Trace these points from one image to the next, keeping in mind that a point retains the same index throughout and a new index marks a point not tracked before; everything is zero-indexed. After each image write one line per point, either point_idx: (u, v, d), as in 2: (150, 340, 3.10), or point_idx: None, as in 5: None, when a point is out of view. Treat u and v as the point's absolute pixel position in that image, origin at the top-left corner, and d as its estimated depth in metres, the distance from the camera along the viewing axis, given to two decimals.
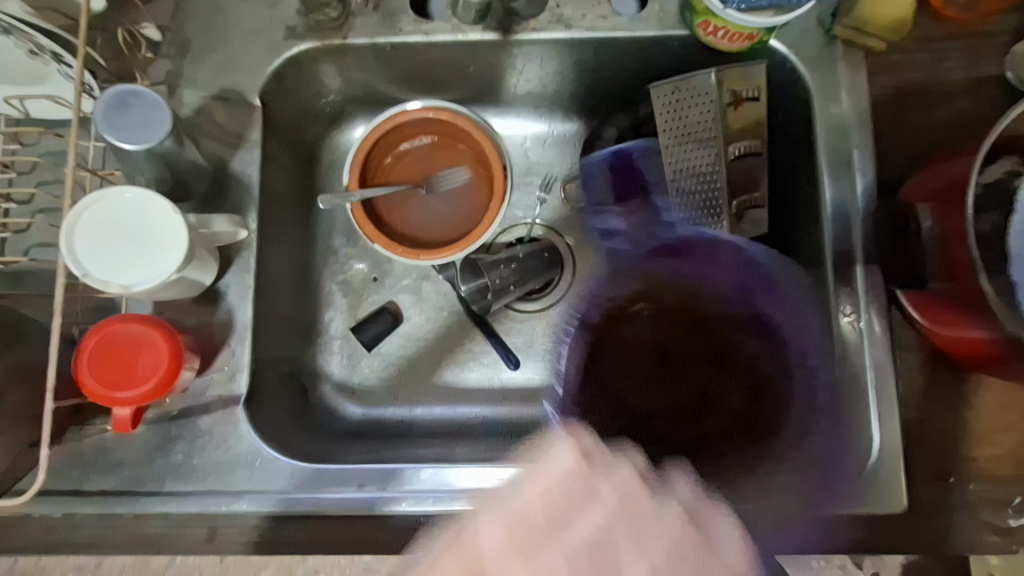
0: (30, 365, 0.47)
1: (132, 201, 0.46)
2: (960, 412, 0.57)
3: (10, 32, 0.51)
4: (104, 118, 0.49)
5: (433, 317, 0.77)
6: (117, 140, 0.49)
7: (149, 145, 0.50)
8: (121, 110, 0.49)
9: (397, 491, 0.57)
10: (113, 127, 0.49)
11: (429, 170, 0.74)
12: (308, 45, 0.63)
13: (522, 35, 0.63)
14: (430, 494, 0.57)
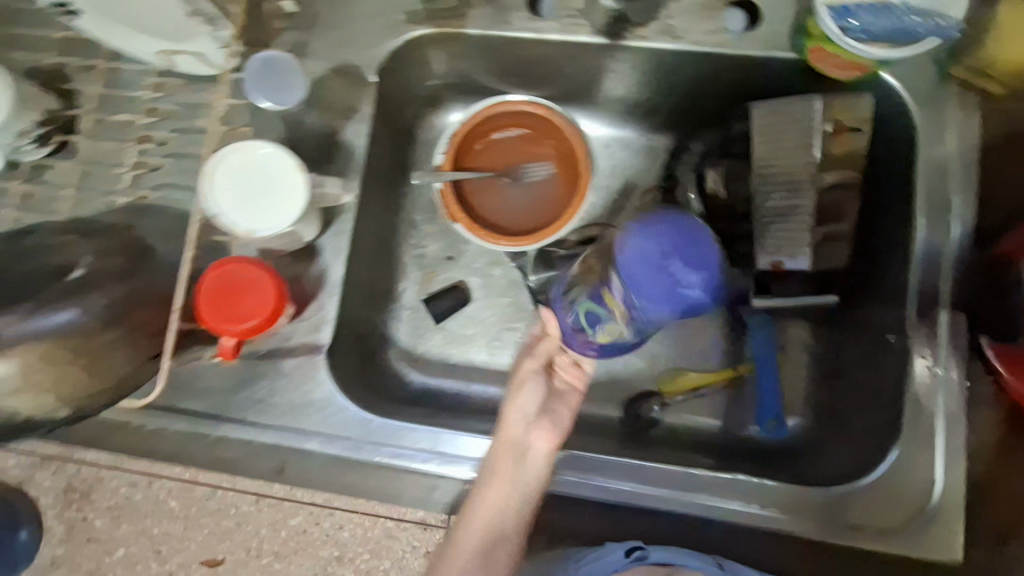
0: (151, 290, 0.51)
1: (260, 153, 0.51)
2: None
3: None
4: (252, 86, 0.62)
5: (499, 302, 0.80)
6: (263, 101, 0.63)
7: (287, 106, 0.64)
8: (265, 78, 0.63)
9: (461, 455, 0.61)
10: (260, 92, 0.63)
11: (514, 160, 0.77)
12: (425, 30, 0.67)
13: (629, 42, 0.65)
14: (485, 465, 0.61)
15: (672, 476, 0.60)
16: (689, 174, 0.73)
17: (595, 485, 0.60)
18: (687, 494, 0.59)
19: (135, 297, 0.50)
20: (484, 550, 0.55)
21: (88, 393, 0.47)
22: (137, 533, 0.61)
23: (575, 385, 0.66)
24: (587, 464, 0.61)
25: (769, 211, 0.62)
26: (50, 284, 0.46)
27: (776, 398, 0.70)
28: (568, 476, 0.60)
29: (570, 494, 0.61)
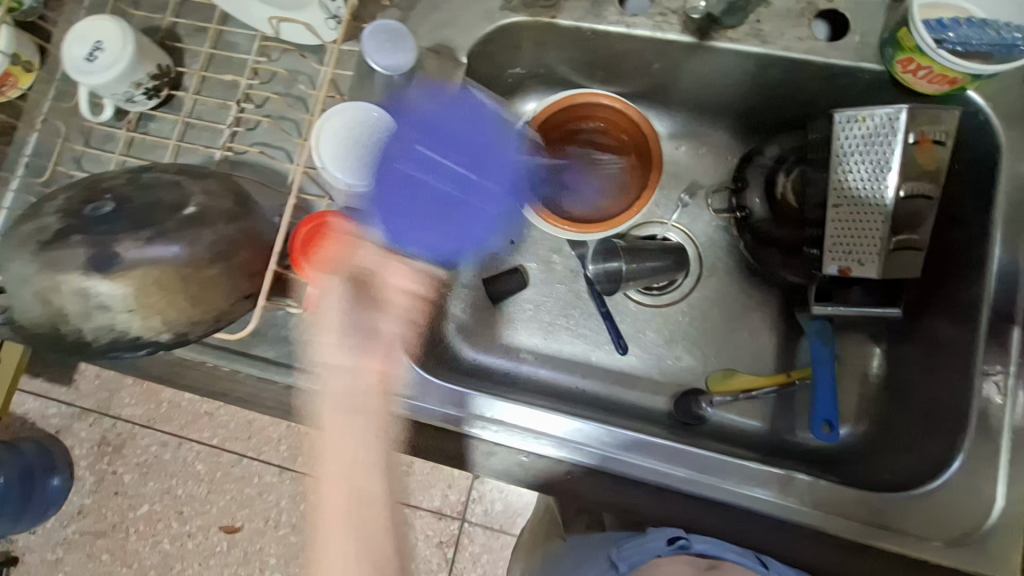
0: (254, 234, 0.53)
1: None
2: None
3: None
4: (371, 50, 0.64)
5: (556, 288, 0.82)
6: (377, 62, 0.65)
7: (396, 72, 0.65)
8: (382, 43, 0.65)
9: (506, 423, 0.63)
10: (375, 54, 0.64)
11: (588, 153, 0.79)
12: (519, 18, 0.69)
13: (717, 43, 0.66)
14: (536, 436, 0.63)
15: (725, 466, 0.60)
16: (760, 178, 0.74)
17: (635, 463, 0.62)
18: (717, 479, 0.60)
19: (237, 236, 0.52)
20: (355, 525, 0.58)
21: (190, 322, 0.49)
22: (159, 488, 0.99)
23: (403, 286, 0.67)
24: (642, 447, 0.62)
25: (841, 217, 0.63)
26: (166, 216, 0.49)
27: (832, 404, 0.69)
28: (613, 453, 0.62)
29: (625, 475, 0.62)
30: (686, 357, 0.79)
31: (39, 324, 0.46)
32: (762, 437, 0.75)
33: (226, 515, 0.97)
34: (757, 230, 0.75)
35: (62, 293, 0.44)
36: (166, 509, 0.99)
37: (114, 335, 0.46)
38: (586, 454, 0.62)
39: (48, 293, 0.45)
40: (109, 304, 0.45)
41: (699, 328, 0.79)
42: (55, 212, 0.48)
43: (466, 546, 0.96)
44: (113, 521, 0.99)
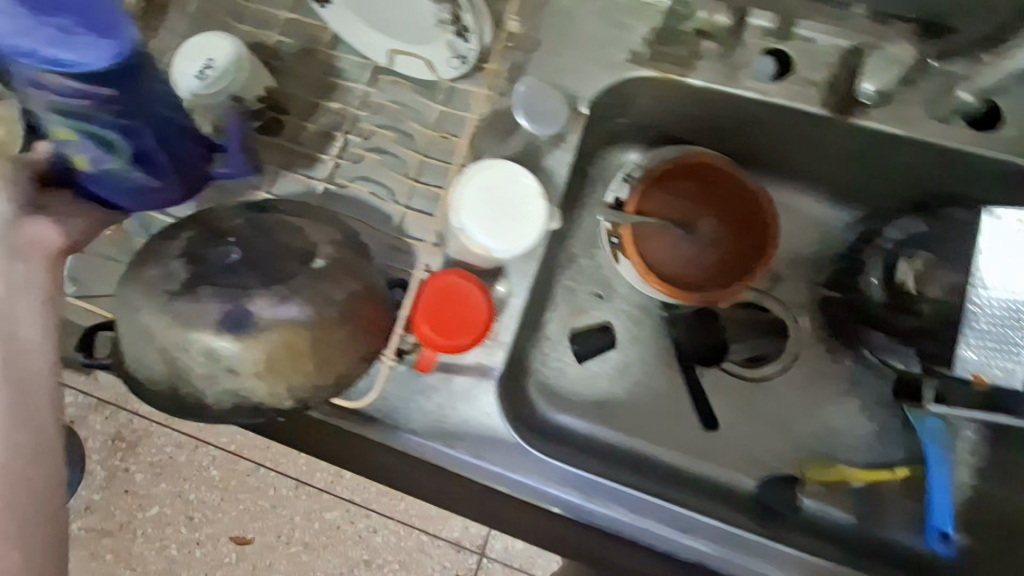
0: (374, 290, 0.50)
1: (515, 175, 0.50)
2: None
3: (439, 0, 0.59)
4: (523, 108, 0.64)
5: (641, 348, 0.79)
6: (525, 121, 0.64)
7: (541, 131, 0.64)
8: (533, 104, 0.64)
9: (553, 484, 0.64)
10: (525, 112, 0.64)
11: (698, 214, 0.74)
12: (646, 73, 0.66)
13: (858, 120, 0.63)
14: (578, 499, 0.65)
15: (774, 553, 0.65)
16: (878, 260, 0.71)
17: (655, 530, 0.65)
18: (731, 552, 0.65)
19: (357, 299, 0.48)
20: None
21: (313, 388, 0.46)
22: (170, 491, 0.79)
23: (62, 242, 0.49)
24: (702, 529, 0.65)
25: (977, 318, 0.61)
26: (297, 270, 0.46)
27: (949, 513, 0.65)
28: (655, 527, 0.65)
29: (673, 553, 0.65)
30: (776, 436, 0.76)
31: (159, 381, 0.43)
32: (855, 531, 0.71)
33: (237, 526, 0.77)
34: (870, 313, 0.71)
35: (193, 354, 0.42)
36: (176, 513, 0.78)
37: (239, 401, 0.43)
38: (615, 520, 0.65)
39: (178, 353, 0.42)
40: (238, 369, 0.42)
41: (792, 405, 0.76)
42: (179, 255, 0.45)
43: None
44: (120, 521, 0.79)
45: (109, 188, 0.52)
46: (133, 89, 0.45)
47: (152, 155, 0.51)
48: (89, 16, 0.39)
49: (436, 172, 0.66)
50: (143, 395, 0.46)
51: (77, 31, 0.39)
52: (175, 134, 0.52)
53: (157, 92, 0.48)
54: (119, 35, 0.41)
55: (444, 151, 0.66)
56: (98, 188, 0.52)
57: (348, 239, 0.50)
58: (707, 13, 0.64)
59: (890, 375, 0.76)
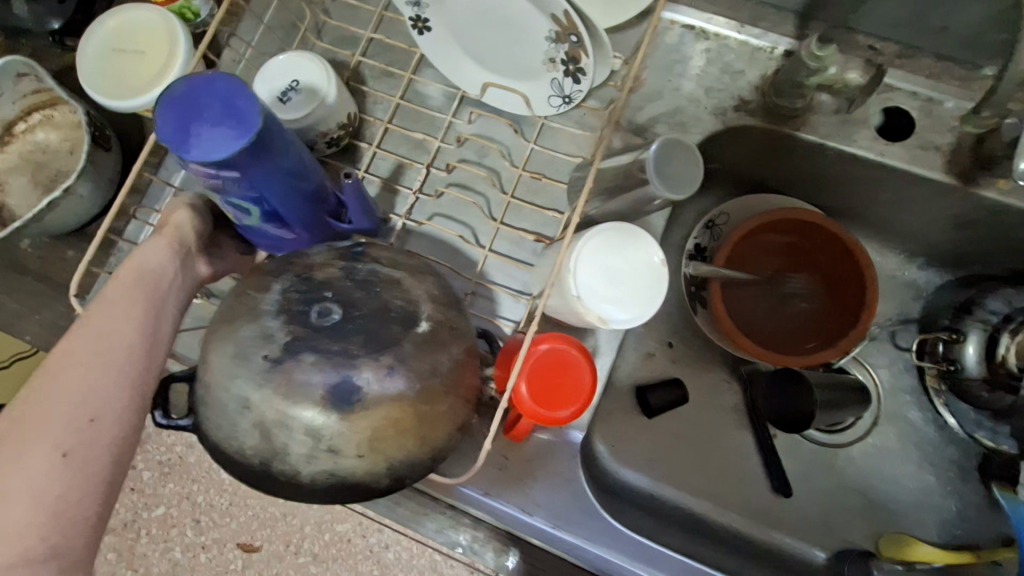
0: (476, 354, 0.46)
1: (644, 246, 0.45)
2: None
3: (558, 39, 0.57)
4: (655, 167, 0.51)
5: (712, 405, 0.75)
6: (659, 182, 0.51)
7: (677, 194, 0.51)
8: (666, 161, 0.51)
9: (604, 547, 0.59)
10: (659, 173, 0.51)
11: (777, 267, 0.72)
12: (756, 122, 0.63)
13: (981, 189, 0.60)
14: (626, 564, 0.59)
15: None
16: (978, 333, 0.67)
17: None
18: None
19: (459, 367, 0.43)
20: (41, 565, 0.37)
21: (410, 465, 0.41)
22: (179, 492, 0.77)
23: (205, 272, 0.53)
24: None
25: None
26: (401, 335, 0.41)
27: None
28: None
29: None
30: (852, 507, 0.72)
31: (251, 454, 0.39)
32: None
33: (245, 532, 0.76)
34: (965, 387, 0.68)
35: (296, 430, 0.38)
36: (184, 514, 0.77)
37: (335, 482, 0.39)
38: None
39: (278, 424, 0.38)
40: (339, 449, 0.38)
41: (868, 475, 0.73)
42: (275, 311, 0.41)
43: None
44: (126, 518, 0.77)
45: (253, 234, 0.53)
46: (264, 165, 0.43)
47: (283, 215, 0.49)
48: (236, 104, 0.40)
49: (523, 214, 0.63)
50: (222, 462, 0.41)
51: (224, 120, 0.40)
52: (302, 198, 0.49)
53: (284, 164, 0.45)
54: (247, 117, 0.40)
55: (537, 195, 0.63)
56: (251, 234, 0.53)
57: (450, 295, 0.46)
58: (839, 70, 0.56)
59: (972, 450, 0.72)
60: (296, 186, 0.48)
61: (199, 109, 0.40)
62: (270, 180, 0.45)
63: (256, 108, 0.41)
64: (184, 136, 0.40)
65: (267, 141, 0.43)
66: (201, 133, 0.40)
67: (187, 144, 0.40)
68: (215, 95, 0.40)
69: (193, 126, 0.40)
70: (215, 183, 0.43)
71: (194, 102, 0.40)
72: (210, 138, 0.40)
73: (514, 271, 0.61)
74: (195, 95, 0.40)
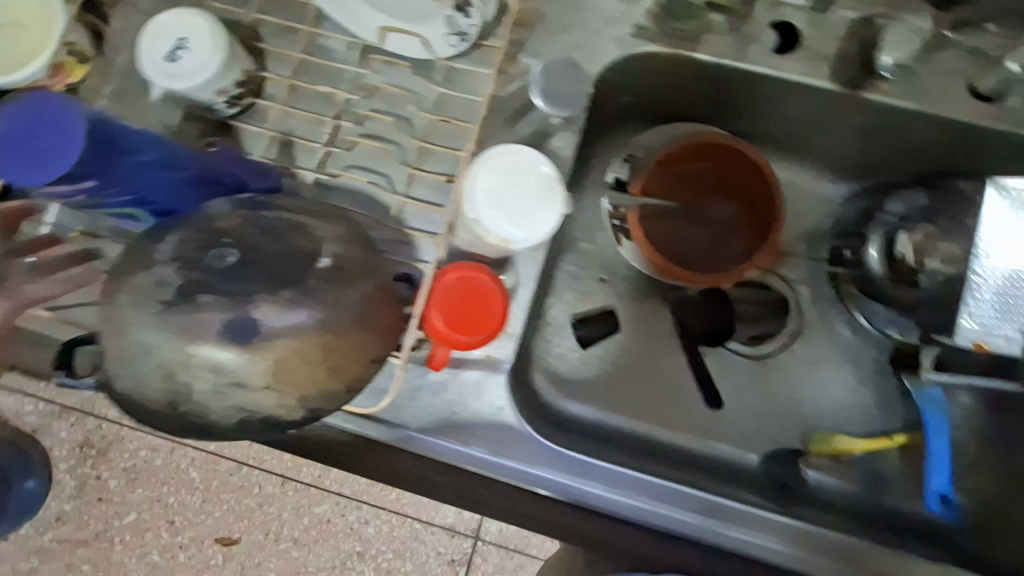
0: (387, 287, 0.46)
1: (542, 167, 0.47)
2: None
3: None
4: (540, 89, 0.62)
5: (647, 334, 0.77)
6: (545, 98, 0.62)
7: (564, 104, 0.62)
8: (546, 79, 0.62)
9: (577, 478, 0.64)
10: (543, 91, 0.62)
11: (703, 195, 0.72)
12: (655, 47, 0.63)
13: (867, 94, 0.63)
14: (593, 490, 0.64)
15: (801, 535, 0.66)
16: (879, 235, 0.70)
17: (655, 511, 0.65)
18: (718, 523, 0.65)
19: (368, 301, 0.44)
20: None
21: (324, 395, 0.41)
22: (149, 496, 0.76)
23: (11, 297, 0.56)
24: (735, 516, 0.66)
25: (988, 288, 0.60)
26: (305, 272, 0.42)
27: (947, 476, 0.67)
28: (686, 516, 0.65)
29: (712, 545, 0.66)
30: (784, 413, 0.76)
31: (159, 398, 0.39)
32: (857, 500, 0.72)
33: (222, 527, 0.75)
34: (875, 290, 0.72)
35: (195, 366, 0.38)
36: (157, 518, 0.76)
37: (246, 416, 0.40)
38: (629, 508, 0.65)
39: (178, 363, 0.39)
40: (245, 382, 0.39)
41: (797, 384, 0.76)
42: (171, 260, 0.41)
43: (478, 568, 0.73)
44: (97, 530, 0.77)
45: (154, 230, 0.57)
46: (114, 159, 0.52)
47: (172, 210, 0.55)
48: (53, 115, 0.50)
49: (437, 159, 0.63)
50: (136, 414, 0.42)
51: (44, 128, 0.49)
52: (182, 187, 0.54)
53: (140, 155, 0.53)
54: (65, 117, 0.50)
55: (446, 138, 0.62)
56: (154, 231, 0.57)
57: (351, 231, 0.46)
58: None
59: None
60: (163, 175, 0.53)
61: (25, 129, 0.49)
62: (131, 173, 0.52)
63: (76, 111, 0.50)
64: (21, 152, 0.49)
65: (100, 139, 0.51)
66: (31, 143, 0.49)
67: (24, 159, 0.49)
68: (32, 113, 0.49)
69: (26, 144, 0.49)
70: (84, 190, 0.52)
71: (24, 125, 0.50)
72: (39, 145, 0.49)
73: (433, 216, 0.61)
74: (25, 118, 0.49)
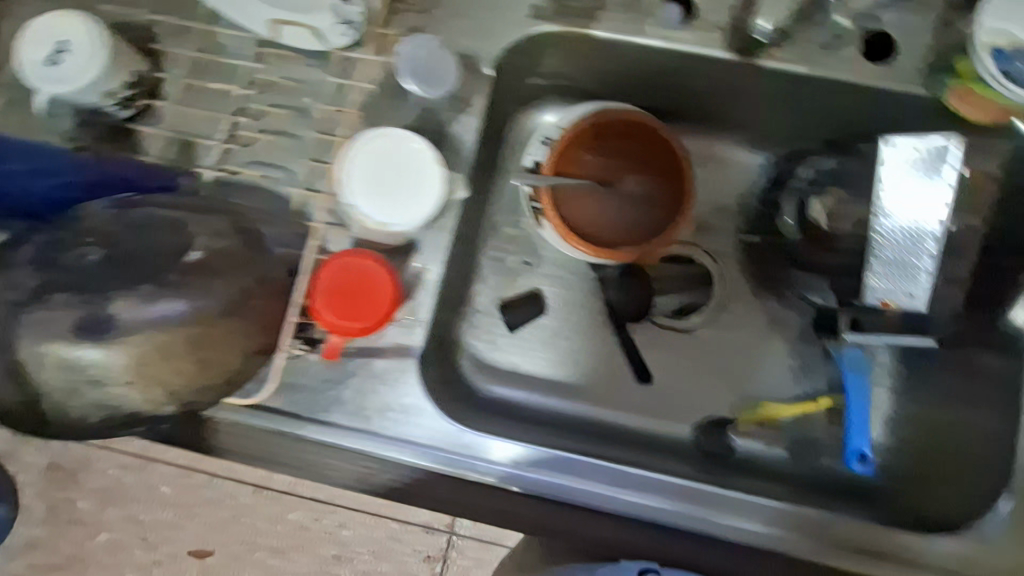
0: (267, 279, 0.51)
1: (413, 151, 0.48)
2: None
3: None
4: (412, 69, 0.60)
5: (576, 314, 0.77)
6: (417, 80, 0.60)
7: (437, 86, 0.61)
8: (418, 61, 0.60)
9: (557, 473, 0.63)
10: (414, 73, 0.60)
11: (617, 169, 0.71)
12: (550, 26, 0.63)
13: (761, 62, 0.63)
14: (553, 479, 0.63)
15: (772, 512, 0.63)
16: (792, 201, 0.71)
17: (628, 499, 0.63)
18: (687, 506, 0.63)
19: (243, 292, 0.49)
20: None
21: (199, 387, 0.47)
22: (122, 515, 0.74)
23: None
24: (699, 496, 0.63)
25: (888, 246, 0.61)
26: (170, 265, 0.48)
27: (866, 434, 0.68)
28: (651, 500, 0.63)
29: (677, 526, 0.64)
30: (714, 384, 0.76)
31: (14, 400, 0.46)
32: (787, 465, 0.73)
33: (198, 540, 0.74)
34: (792, 254, 0.71)
35: (48, 366, 0.44)
36: (129, 536, 0.74)
37: (113, 409, 0.45)
38: (602, 498, 0.63)
39: (34, 365, 0.45)
40: (108, 378, 0.44)
41: (725, 354, 0.77)
42: (30, 265, 0.47)
43: (456, 562, 0.74)
44: (69, 555, 0.74)
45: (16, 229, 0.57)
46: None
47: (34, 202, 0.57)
48: None
49: (338, 150, 0.62)
50: (2, 418, 0.48)
51: None
52: (48, 183, 0.57)
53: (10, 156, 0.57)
54: None
55: (346, 129, 0.62)
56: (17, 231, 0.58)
57: (231, 225, 0.51)
58: None
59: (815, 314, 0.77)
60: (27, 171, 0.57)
61: None
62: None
63: None
64: None
65: None
66: None
67: None
68: None
69: None
70: None
71: None
72: None
73: (335, 208, 0.61)
74: None
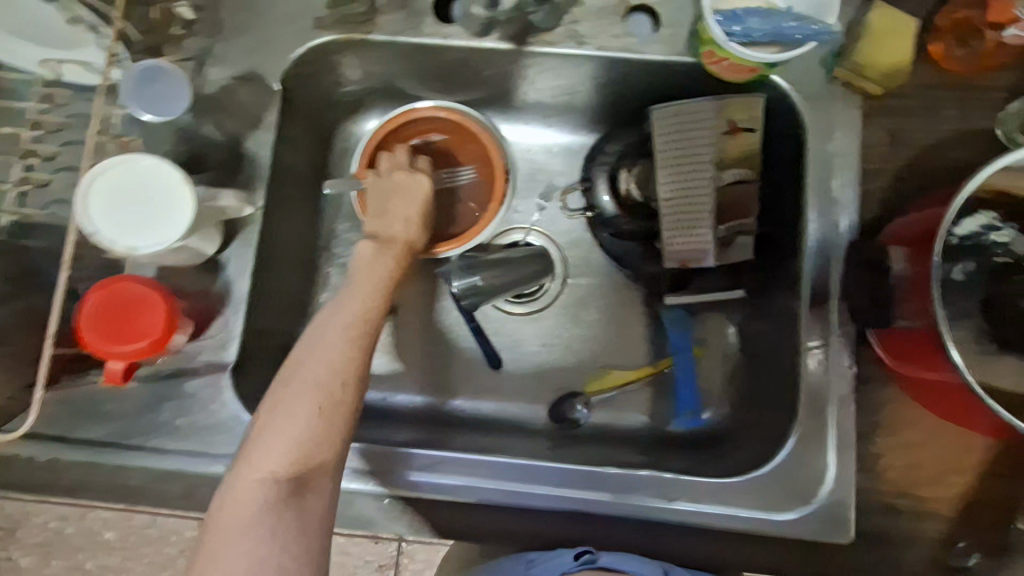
0: (35, 312, 0.59)
1: (157, 168, 0.54)
2: (908, 445, 0.62)
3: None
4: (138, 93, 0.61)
5: (425, 309, 0.79)
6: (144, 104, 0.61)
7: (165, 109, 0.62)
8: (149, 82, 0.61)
9: (500, 481, 0.63)
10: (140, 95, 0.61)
11: (438, 164, 0.73)
12: (330, 36, 0.66)
13: (534, 47, 0.66)
14: (484, 485, 0.63)
15: (732, 491, 0.61)
16: (603, 175, 0.72)
17: (582, 497, 0.63)
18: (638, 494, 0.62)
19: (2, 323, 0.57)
20: None
21: None
22: None
23: None
24: (642, 483, 0.62)
25: (674, 206, 0.64)
26: None
27: (694, 392, 0.73)
28: (598, 492, 0.62)
29: (623, 514, 0.62)
30: (566, 360, 0.77)
31: None
32: (638, 430, 0.74)
33: None
34: (613, 227, 0.72)
35: None
36: None
37: None
38: (549, 498, 0.63)
39: None
40: None
41: (569, 332, 0.77)
42: None
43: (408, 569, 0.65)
44: None
45: None
46: None
47: None
48: None
49: None
50: None
51: None
52: None
53: None
54: None
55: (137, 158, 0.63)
56: None
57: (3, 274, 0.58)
58: None
59: None
60: None
61: None
62: None
63: None
64: None
65: None
66: None
67: None
68: None
69: None
70: None
71: None
72: None
73: None
74: None
